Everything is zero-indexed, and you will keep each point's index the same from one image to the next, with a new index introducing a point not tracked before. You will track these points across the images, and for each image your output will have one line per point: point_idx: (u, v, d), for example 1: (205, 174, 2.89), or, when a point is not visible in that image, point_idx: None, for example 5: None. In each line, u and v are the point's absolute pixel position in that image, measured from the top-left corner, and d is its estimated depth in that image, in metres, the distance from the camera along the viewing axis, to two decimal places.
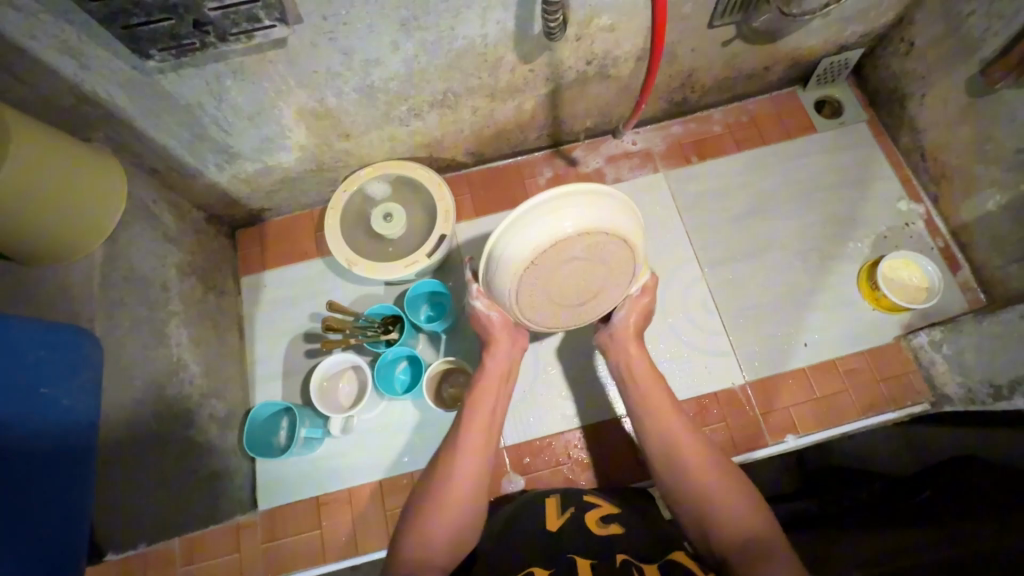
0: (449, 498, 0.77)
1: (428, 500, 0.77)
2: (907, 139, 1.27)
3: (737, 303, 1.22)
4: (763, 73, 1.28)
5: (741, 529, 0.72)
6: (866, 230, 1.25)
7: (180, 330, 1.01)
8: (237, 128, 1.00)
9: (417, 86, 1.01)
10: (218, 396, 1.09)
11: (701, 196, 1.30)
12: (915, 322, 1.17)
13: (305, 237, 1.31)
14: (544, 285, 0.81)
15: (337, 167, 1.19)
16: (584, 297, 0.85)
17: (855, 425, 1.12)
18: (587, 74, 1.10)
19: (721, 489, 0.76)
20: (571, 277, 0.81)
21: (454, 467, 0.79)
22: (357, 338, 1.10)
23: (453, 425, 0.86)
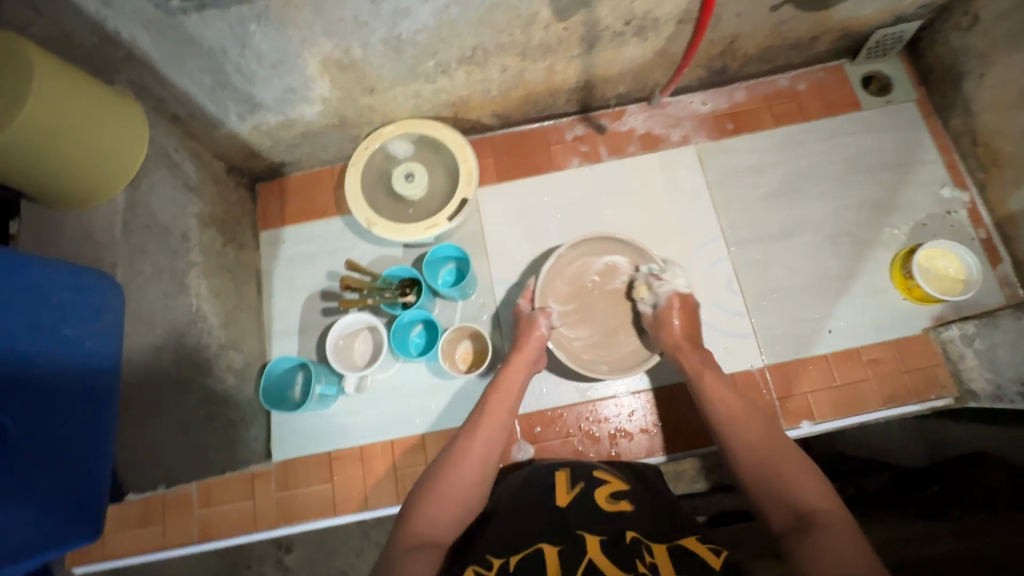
0: (456, 468, 0.81)
1: (436, 471, 0.81)
2: (958, 121, 1.20)
3: (762, 284, 1.18)
4: (809, 43, 1.20)
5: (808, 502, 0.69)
6: (904, 216, 1.19)
7: (200, 281, 1.01)
8: (260, 77, 0.97)
9: (446, 40, 0.97)
10: (236, 348, 1.10)
11: (733, 171, 1.25)
12: (947, 314, 1.13)
13: (324, 193, 1.29)
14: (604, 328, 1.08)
15: (359, 123, 1.17)
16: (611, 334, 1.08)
17: (872, 415, 1.10)
18: (623, 36, 1.05)
19: (790, 472, 0.73)
20: (604, 317, 1.09)
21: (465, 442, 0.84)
22: (373, 299, 1.09)
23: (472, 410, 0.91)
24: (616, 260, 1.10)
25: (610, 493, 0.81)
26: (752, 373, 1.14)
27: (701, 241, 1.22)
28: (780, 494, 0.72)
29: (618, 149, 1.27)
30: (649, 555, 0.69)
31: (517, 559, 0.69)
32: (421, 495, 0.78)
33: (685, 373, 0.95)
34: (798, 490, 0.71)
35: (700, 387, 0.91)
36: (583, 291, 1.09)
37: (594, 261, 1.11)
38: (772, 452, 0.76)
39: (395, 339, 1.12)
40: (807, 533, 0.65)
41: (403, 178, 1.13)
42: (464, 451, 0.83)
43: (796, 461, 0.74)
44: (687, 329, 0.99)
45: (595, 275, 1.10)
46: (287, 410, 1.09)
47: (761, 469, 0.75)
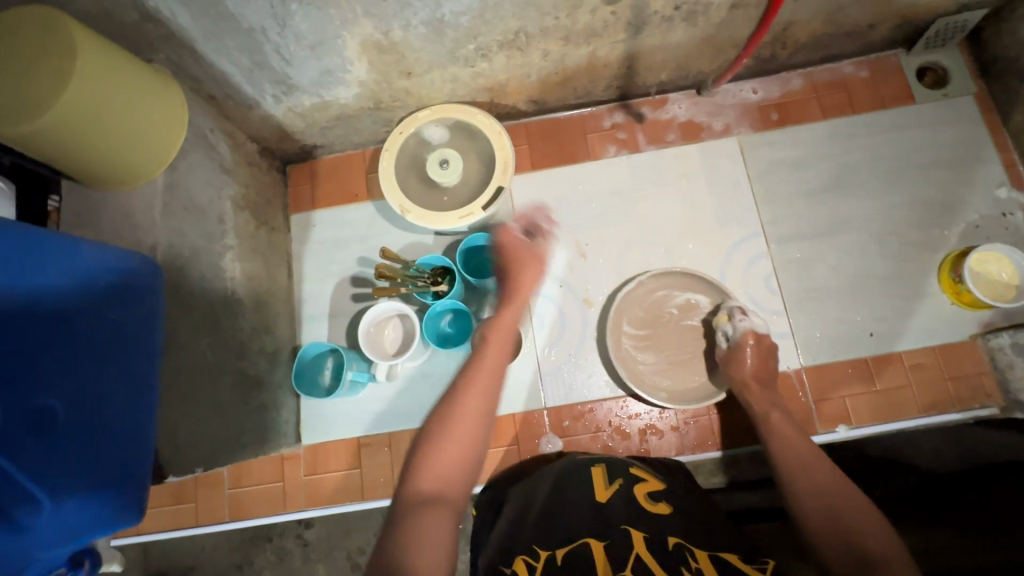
0: (456, 423, 0.78)
1: (436, 428, 0.79)
2: (1020, 118, 1.13)
3: (802, 283, 1.15)
4: (865, 32, 1.14)
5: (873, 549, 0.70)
6: (956, 217, 1.15)
7: (235, 264, 1.01)
8: (297, 58, 0.95)
9: (488, 23, 0.93)
10: (268, 332, 1.10)
11: (777, 165, 1.21)
12: (996, 321, 1.09)
13: (355, 177, 1.28)
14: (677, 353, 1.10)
15: (394, 107, 1.14)
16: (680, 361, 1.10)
17: (911, 422, 1.07)
18: (672, 21, 1.00)
19: (857, 518, 0.74)
20: (675, 347, 1.10)
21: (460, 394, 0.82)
22: (405, 287, 1.08)
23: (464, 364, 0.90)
24: (696, 298, 1.12)
25: (649, 492, 0.80)
26: (788, 374, 1.11)
27: (741, 237, 1.18)
28: (849, 542, 0.72)
29: (658, 138, 1.23)
30: (694, 561, 0.67)
31: (563, 553, 0.69)
32: (423, 455, 0.75)
33: (752, 412, 0.99)
34: (864, 539, 0.71)
35: (772, 420, 0.95)
36: (659, 321, 1.11)
37: (676, 294, 1.12)
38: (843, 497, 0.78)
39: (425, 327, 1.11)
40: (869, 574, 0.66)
41: (437, 164, 1.11)
42: (461, 406, 0.80)
43: (866, 513, 0.75)
44: (757, 369, 1.02)
45: (674, 307, 1.12)
46: (314, 391, 1.10)
47: (828, 511, 0.77)
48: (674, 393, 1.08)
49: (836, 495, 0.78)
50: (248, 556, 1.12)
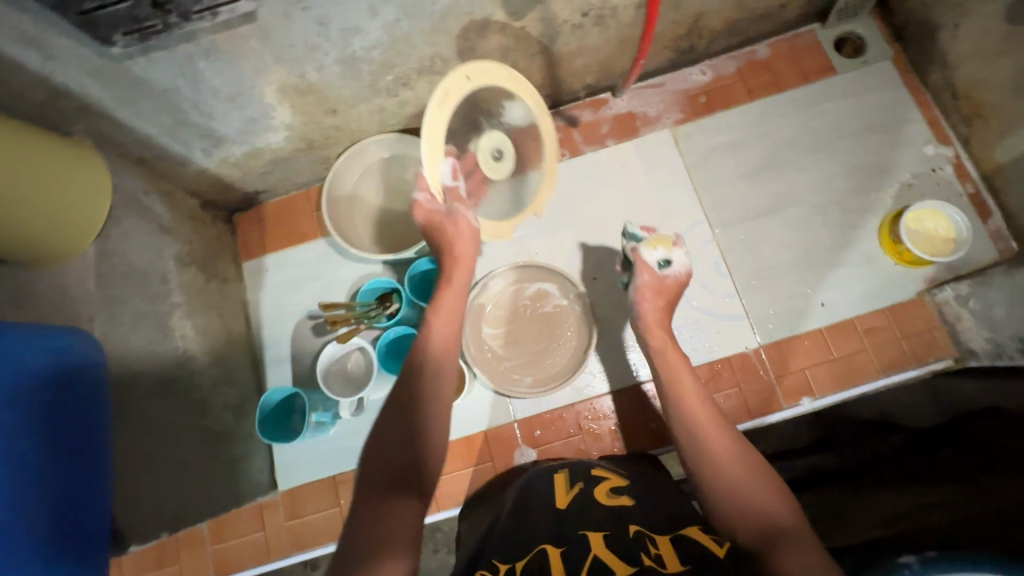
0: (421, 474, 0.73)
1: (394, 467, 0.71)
2: (936, 76, 1.17)
3: (751, 263, 1.17)
4: (777, 12, 1.17)
5: (774, 518, 0.72)
6: (889, 178, 1.17)
7: (184, 322, 1.01)
8: (219, 111, 0.95)
9: (401, 53, 0.95)
10: (229, 384, 1.10)
11: (713, 151, 1.23)
12: (940, 275, 1.11)
13: (302, 217, 1.28)
14: (519, 349, 1.15)
15: (329, 144, 1.15)
16: (537, 351, 1.15)
17: (872, 385, 1.09)
18: (583, 28, 1.02)
19: (757, 486, 0.76)
20: (534, 339, 1.16)
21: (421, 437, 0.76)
22: (361, 325, 1.09)
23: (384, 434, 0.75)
24: (546, 287, 1.18)
25: (609, 490, 0.83)
26: (748, 355, 1.13)
27: (686, 225, 1.20)
28: (750, 507, 0.74)
29: (594, 139, 1.25)
30: (653, 547, 0.69)
31: (522, 565, 0.69)
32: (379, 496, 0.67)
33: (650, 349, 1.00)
34: (765, 507, 0.74)
35: (668, 373, 0.94)
36: (518, 314, 1.17)
37: (527, 286, 1.18)
38: (739, 466, 0.79)
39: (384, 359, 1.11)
40: (777, 545, 0.67)
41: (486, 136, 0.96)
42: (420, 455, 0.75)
43: (766, 483, 0.77)
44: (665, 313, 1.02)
45: (528, 298, 1.18)
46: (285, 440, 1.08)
47: (731, 479, 0.78)
48: (540, 378, 1.14)
49: (731, 462, 0.80)
50: None
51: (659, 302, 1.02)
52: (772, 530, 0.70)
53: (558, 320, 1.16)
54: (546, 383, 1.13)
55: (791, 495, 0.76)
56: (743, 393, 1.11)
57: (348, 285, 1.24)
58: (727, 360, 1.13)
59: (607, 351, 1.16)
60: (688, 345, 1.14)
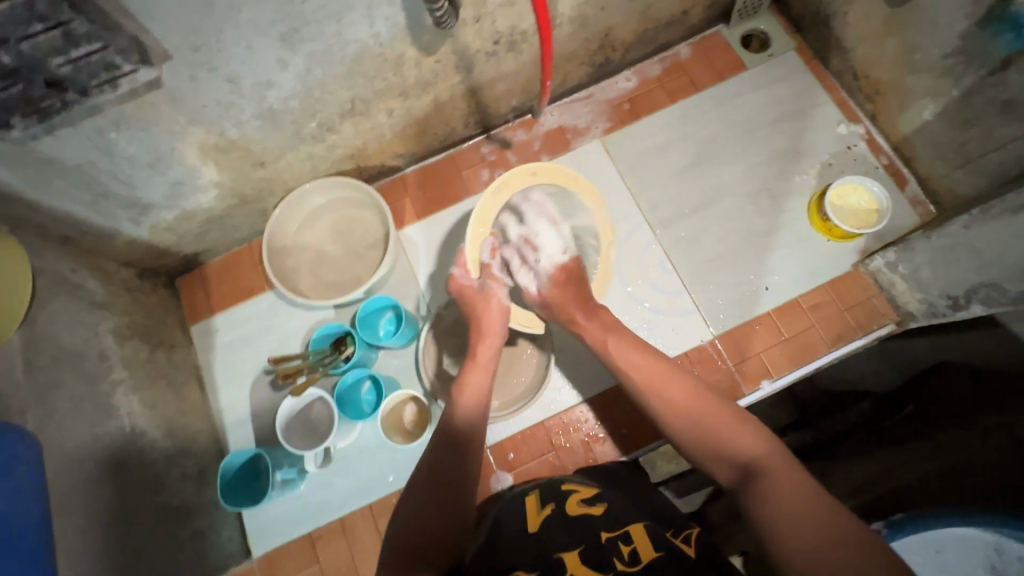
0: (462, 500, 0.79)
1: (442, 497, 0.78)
2: (837, 60, 1.24)
3: (694, 257, 1.20)
4: (682, 19, 1.23)
5: (745, 455, 0.72)
6: (810, 160, 1.23)
7: (129, 397, 0.97)
8: (140, 178, 0.94)
9: (320, 100, 0.95)
10: (187, 454, 1.06)
11: (643, 155, 1.27)
12: (871, 245, 1.16)
13: (247, 272, 1.26)
14: None
15: (263, 196, 1.14)
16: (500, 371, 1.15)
17: (824, 359, 1.12)
18: (498, 54, 1.06)
19: (724, 426, 0.77)
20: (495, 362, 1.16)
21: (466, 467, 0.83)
22: (316, 373, 1.08)
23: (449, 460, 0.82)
24: None
25: (583, 499, 0.81)
26: (705, 348, 1.15)
27: (628, 229, 1.23)
28: (723, 449, 0.75)
29: (528, 158, 1.28)
30: (627, 546, 0.69)
31: None
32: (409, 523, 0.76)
33: (591, 344, 0.96)
34: (736, 445, 0.74)
35: (608, 343, 0.93)
36: None
37: None
38: (704, 409, 0.79)
39: (344, 405, 1.10)
40: (750, 487, 0.68)
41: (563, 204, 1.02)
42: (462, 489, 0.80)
43: (733, 420, 0.77)
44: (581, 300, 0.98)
45: None
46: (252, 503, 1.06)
47: (701, 427, 0.78)
48: (506, 400, 1.14)
49: (693, 403, 0.81)
50: None
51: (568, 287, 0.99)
52: (750, 468, 0.71)
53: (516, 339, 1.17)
54: (513, 403, 1.13)
55: (760, 424, 0.76)
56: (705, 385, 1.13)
57: (301, 335, 1.22)
58: (685, 355, 1.15)
59: (568, 364, 1.16)
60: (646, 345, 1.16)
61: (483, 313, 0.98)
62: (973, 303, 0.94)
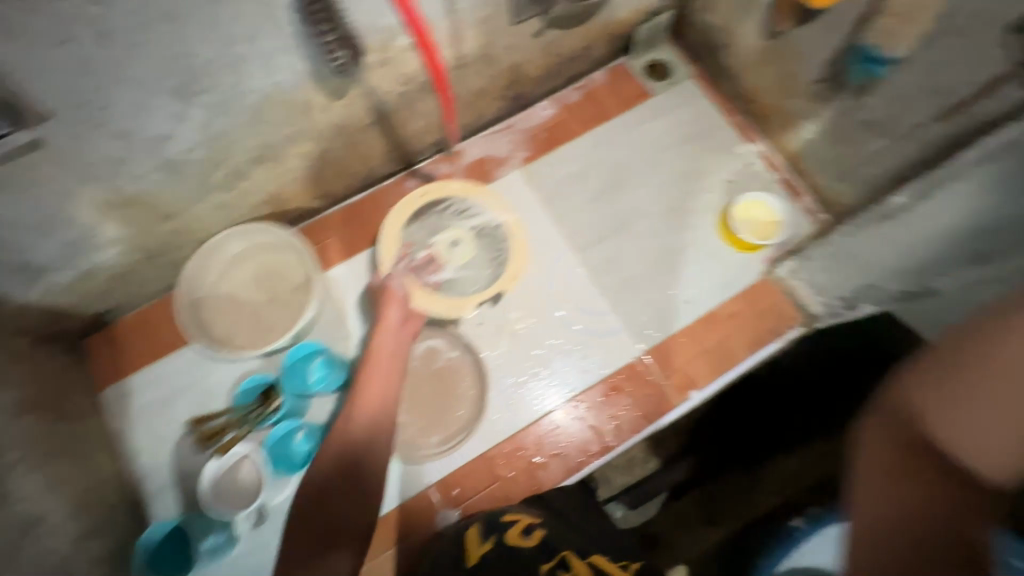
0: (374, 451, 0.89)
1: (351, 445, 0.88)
2: (730, 86, 1.34)
3: (619, 276, 1.25)
4: (587, 52, 1.30)
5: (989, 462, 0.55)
6: (716, 178, 1.32)
7: (26, 480, 0.89)
8: (27, 242, 0.87)
9: (226, 149, 0.93)
10: (99, 534, 0.97)
11: (563, 182, 1.32)
12: (776, 254, 1.26)
13: (161, 328, 1.19)
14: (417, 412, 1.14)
15: (173, 248, 1.09)
16: (437, 407, 1.15)
17: (746, 364, 1.19)
18: (410, 94, 1.07)
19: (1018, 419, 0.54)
20: (431, 398, 1.15)
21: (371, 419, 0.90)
22: (243, 429, 1.08)
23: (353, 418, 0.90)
24: (434, 344, 1.18)
25: (523, 530, 0.82)
26: (635, 364, 1.19)
27: (554, 254, 1.26)
28: (990, 437, 0.55)
29: None
30: None
31: None
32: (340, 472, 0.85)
33: None
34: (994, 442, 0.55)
35: None
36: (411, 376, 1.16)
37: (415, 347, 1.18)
38: None
39: (274, 458, 1.07)
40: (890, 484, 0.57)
41: (450, 212, 1.23)
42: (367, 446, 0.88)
43: None
44: None
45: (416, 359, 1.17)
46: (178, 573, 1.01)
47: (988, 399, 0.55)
48: (446, 435, 1.13)
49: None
50: None
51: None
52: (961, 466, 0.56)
53: (451, 373, 1.17)
54: (453, 437, 1.13)
55: None
56: (638, 399, 1.17)
57: (226, 390, 1.16)
58: (617, 373, 1.18)
59: (507, 393, 1.16)
60: (580, 366, 1.19)
61: (387, 303, 1.03)
62: (860, 305, 1.07)
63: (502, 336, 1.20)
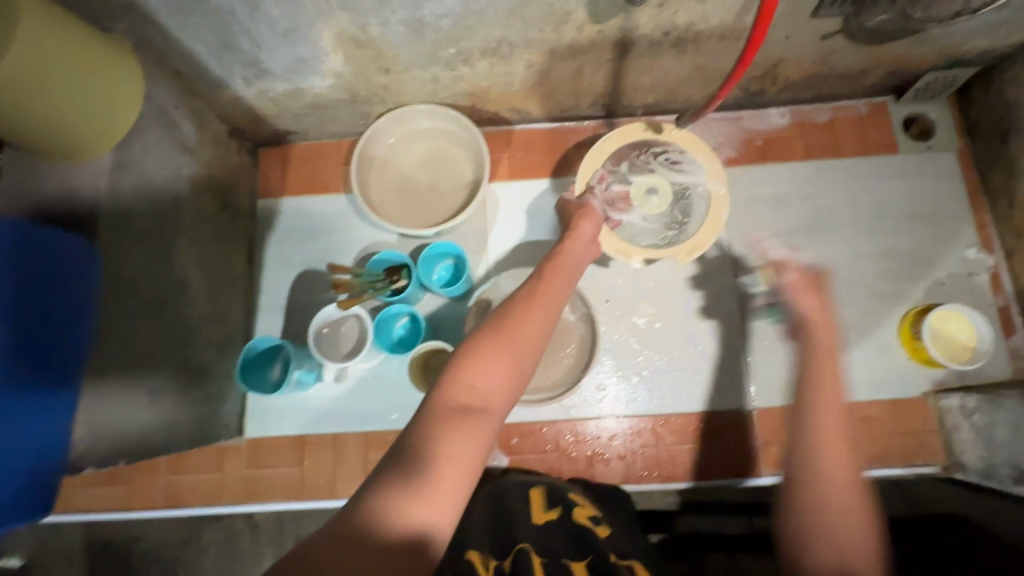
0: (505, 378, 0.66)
1: (482, 346, 0.67)
2: (997, 181, 1.13)
3: (766, 322, 1.15)
4: (856, 77, 1.13)
5: None
6: (924, 272, 1.15)
7: (187, 249, 0.98)
8: (269, 43, 0.91)
9: (471, 29, 0.90)
10: (219, 320, 1.07)
11: (755, 201, 1.20)
12: (949, 381, 1.10)
13: (328, 168, 1.24)
14: None
15: (372, 101, 1.11)
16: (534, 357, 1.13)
17: (856, 473, 1.07)
18: (660, 47, 0.98)
19: None
20: None
21: (518, 330, 0.69)
22: (364, 294, 1.06)
23: (498, 319, 0.70)
24: None
25: (588, 517, 0.85)
26: (740, 414, 1.11)
27: (711, 269, 1.17)
28: None
29: None
30: None
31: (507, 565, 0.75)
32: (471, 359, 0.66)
33: None
34: None
35: None
36: None
37: None
38: None
39: (378, 332, 1.08)
40: None
41: (663, 164, 1.12)
42: (498, 373, 0.65)
43: None
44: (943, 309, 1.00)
45: None
46: (262, 389, 1.05)
47: None
48: (530, 386, 1.12)
49: None
50: (195, 532, 1.12)
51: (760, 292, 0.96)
52: None
53: (559, 334, 1.14)
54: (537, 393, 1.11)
55: None
56: (726, 449, 1.10)
57: (358, 248, 1.21)
58: (718, 413, 1.11)
59: (601, 378, 1.14)
60: (684, 388, 1.12)
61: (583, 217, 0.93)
62: None
63: (622, 323, 1.15)
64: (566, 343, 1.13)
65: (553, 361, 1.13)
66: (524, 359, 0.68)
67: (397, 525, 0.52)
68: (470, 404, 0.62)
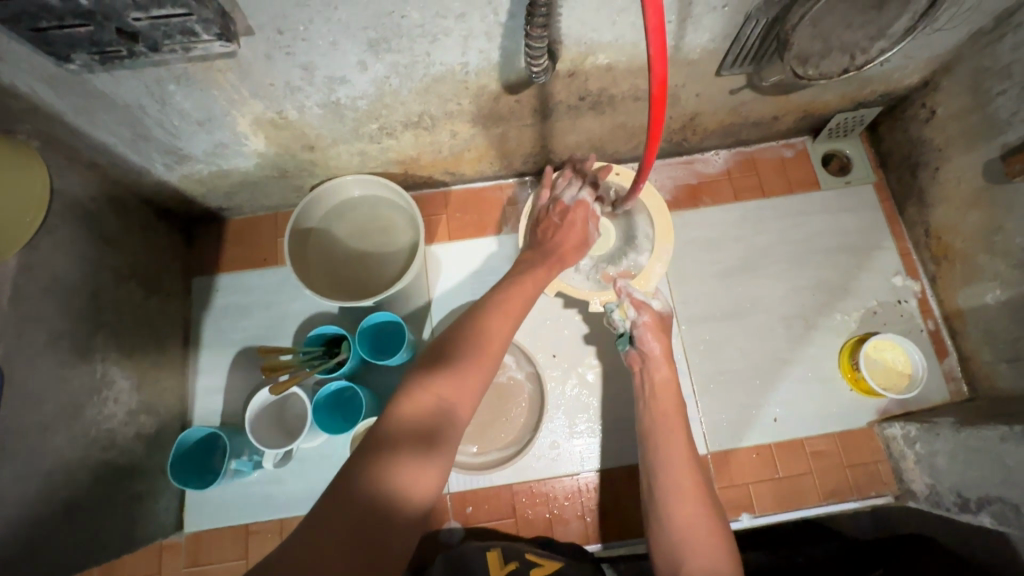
0: (477, 362, 0.69)
1: (461, 338, 0.71)
2: (913, 211, 1.19)
3: (711, 364, 1.16)
4: (771, 122, 1.18)
5: None
6: (856, 302, 1.18)
7: (108, 343, 0.93)
8: (186, 132, 0.91)
9: (389, 107, 0.92)
10: (149, 411, 1.02)
11: (689, 245, 1.23)
12: (892, 408, 1.12)
13: (265, 241, 1.22)
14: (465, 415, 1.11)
15: (302, 175, 1.10)
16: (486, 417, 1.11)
17: (813, 510, 1.07)
18: (580, 109, 1.01)
19: None
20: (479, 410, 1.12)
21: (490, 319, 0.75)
22: (301, 372, 1.03)
23: (472, 315, 0.76)
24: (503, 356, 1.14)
25: None
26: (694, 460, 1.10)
27: None
28: None
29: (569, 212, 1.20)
30: None
31: None
32: (445, 348, 0.70)
33: None
34: None
35: None
36: None
37: None
38: None
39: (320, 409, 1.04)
40: None
41: None
42: (473, 357, 0.69)
43: None
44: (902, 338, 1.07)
45: None
46: (198, 483, 1.00)
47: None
48: (484, 450, 1.10)
49: None
50: None
51: (662, 338, 1.00)
52: None
53: (508, 395, 1.13)
54: (492, 454, 1.09)
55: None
56: None
57: (299, 322, 1.18)
58: None
59: (554, 435, 1.12)
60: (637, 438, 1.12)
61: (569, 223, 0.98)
62: (983, 511, 0.89)
63: (569, 377, 1.15)
64: (518, 401, 1.12)
65: (506, 422, 1.11)
66: (494, 349, 0.72)
67: (388, 496, 0.55)
68: (433, 413, 0.63)
